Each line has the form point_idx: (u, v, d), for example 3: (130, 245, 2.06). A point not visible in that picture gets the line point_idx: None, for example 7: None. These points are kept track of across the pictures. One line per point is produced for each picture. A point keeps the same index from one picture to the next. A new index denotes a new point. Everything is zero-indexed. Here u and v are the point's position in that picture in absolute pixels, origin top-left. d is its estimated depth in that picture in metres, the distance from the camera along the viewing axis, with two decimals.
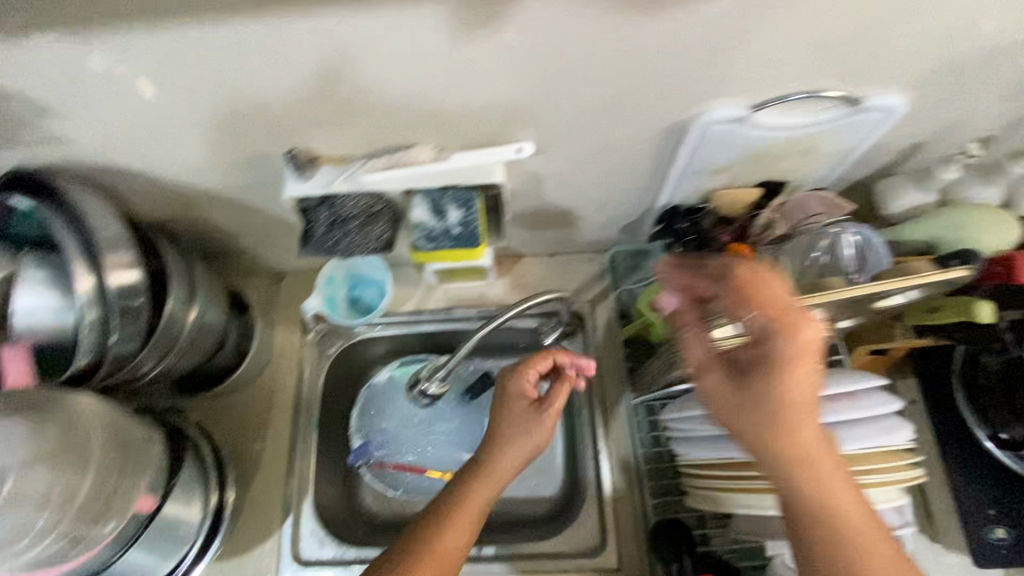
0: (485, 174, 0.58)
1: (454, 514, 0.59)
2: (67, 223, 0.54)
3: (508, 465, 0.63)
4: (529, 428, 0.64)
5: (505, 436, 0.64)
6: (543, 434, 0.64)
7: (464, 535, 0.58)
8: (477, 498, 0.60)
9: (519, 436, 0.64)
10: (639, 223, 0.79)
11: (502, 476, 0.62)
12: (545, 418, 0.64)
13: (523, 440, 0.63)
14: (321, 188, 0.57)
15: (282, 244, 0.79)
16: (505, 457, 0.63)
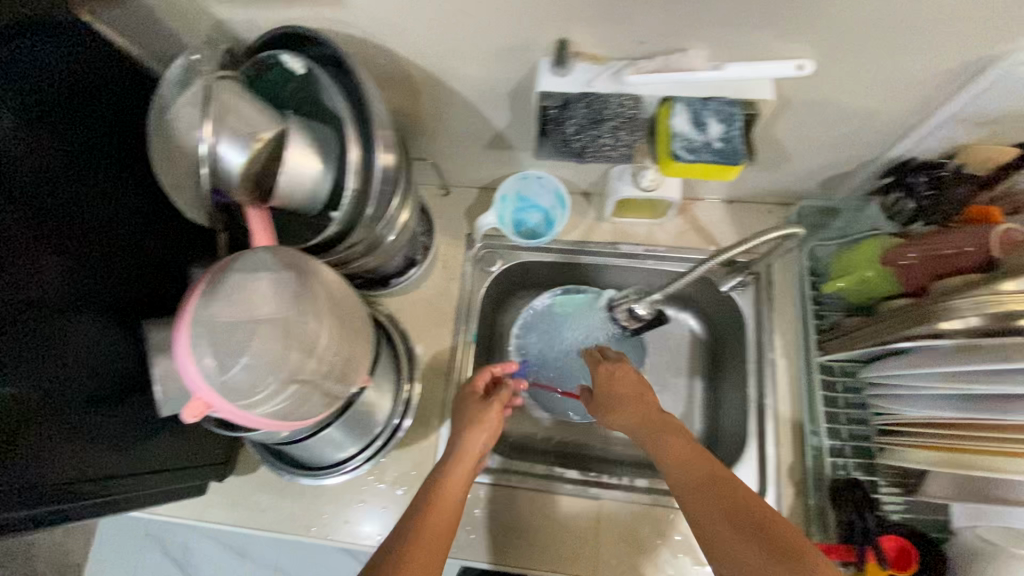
0: (757, 90, 0.54)
1: (439, 489, 0.65)
2: (337, 86, 0.55)
3: (473, 445, 0.71)
4: (481, 420, 0.72)
5: (467, 424, 0.72)
6: (495, 424, 0.73)
7: (451, 511, 0.64)
8: (452, 483, 0.67)
9: (481, 419, 0.72)
10: (851, 174, 0.74)
11: (460, 460, 0.69)
12: (490, 411, 0.73)
13: (479, 433, 0.71)
14: (582, 85, 0.55)
15: (470, 150, 0.78)
16: (474, 440, 0.71)
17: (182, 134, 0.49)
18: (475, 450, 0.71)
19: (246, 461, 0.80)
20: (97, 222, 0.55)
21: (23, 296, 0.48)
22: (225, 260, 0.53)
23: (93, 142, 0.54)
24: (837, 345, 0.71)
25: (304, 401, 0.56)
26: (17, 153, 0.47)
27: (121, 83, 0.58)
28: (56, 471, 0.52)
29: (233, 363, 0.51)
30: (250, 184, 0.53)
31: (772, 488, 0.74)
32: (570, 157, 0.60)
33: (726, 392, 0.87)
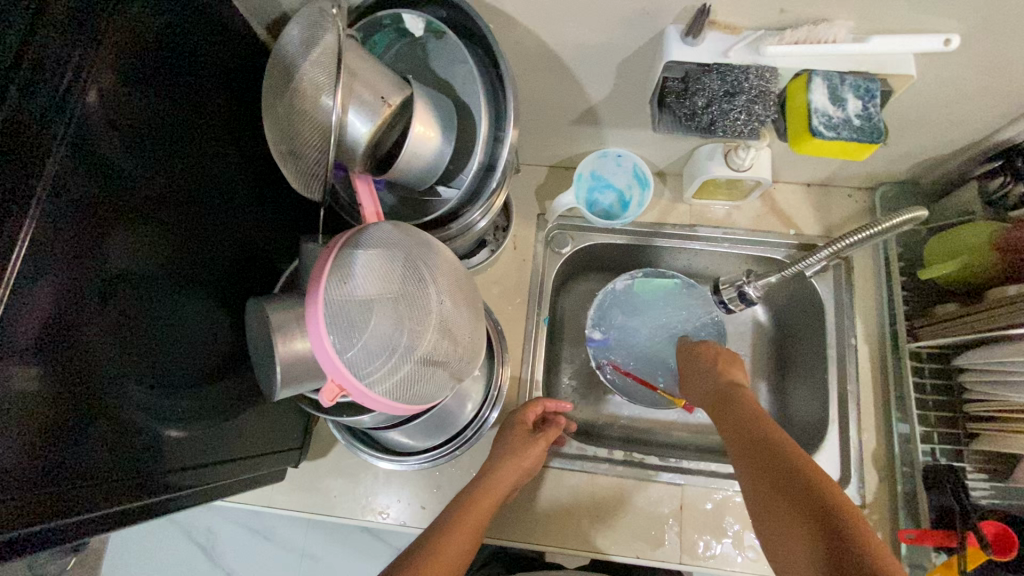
0: (899, 64, 0.52)
1: (468, 511, 0.62)
2: (466, 48, 0.51)
3: (509, 475, 0.68)
4: (522, 451, 0.70)
5: (510, 453, 0.70)
6: (536, 458, 0.71)
7: (468, 540, 0.60)
8: (482, 505, 0.64)
9: (524, 450, 0.71)
10: (947, 157, 0.73)
11: (503, 487, 0.67)
12: (534, 445, 0.71)
13: (519, 462, 0.69)
14: (715, 54, 0.53)
15: (555, 123, 0.75)
16: (508, 471, 0.68)
17: (306, 96, 0.45)
18: (506, 485, 0.67)
19: (316, 446, 0.78)
20: (197, 192, 0.52)
21: (135, 270, 0.44)
22: (347, 237, 0.49)
23: (193, 104, 0.50)
24: (930, 331, 0.70)
25: (426, 378, 0.51)
26: (129, 116, 0.43)
27: (215, 39, 0.53)
28: (175, 453, 0.49)
29: (356, 339, 0.47)
30: (370, 154, 0.50)
31: (855, 474, 0.74)
32: (695, 131, 0.57)
33: (796, 377, 0.86)
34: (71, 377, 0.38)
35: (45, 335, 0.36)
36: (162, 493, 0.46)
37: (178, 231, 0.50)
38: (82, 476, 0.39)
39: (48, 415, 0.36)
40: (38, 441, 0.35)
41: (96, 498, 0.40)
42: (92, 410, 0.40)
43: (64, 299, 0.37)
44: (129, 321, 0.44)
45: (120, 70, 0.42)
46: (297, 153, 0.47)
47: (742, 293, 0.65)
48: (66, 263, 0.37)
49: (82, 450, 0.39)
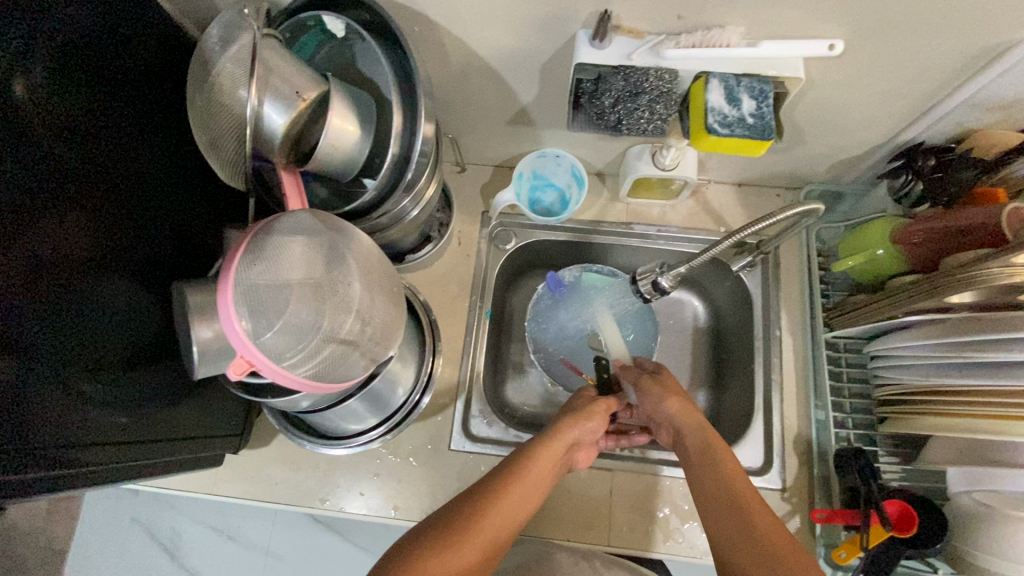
0: (788, 68, 0.57)
1: (533, 459, 0.65)
2: (378, 46, 0.54)
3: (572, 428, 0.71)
4: (590, 409, 0.75)
5: (576, 412, 0.74)
6: (603, 420, 0.75)
7: (525, 499, 0.62)
8: (547, 453, 0.67)
9: (586, 413, 0.74)
10: (859, 159, 0.78)
11: (562, 449, 0.69)
12: (598, 405, 0.76)
13: (585, 419, 0.73)
14: (621, 57, 0.56)
15: (493, 123, 0.79)
16: (576, 425, 0.72)
17: (223, 90, 0.48)
18: (572, 438, 0.71)
19: (259, 435, 0.80)
20: (128, 182, 0.55)
21: (62, 252, 0.47)
22: (263, 223, 0.52)
23: (125, 101, 0.54)
24: (844, 321, 0.74)
25: (343, 359, 0.54)
26: (56, 107, 0.46)
27: (151, 44, 0.57)
28: (92, 429, 0.51)
29: (274, 321, 0.50)
30: (288, 145, 0.53)
31: (777, 459, 0.77)
32: (605, 129, 0.63)
33: (729, 369, 0.89)
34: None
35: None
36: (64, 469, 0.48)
37: (109, 219, 0.52)
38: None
39: None
40: None
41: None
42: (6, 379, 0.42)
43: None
44: (53, 300, 0.46)
45: (48, 65, 0.46)
46: (216, 144, 0.50)
47: (654, 284, 0.70)
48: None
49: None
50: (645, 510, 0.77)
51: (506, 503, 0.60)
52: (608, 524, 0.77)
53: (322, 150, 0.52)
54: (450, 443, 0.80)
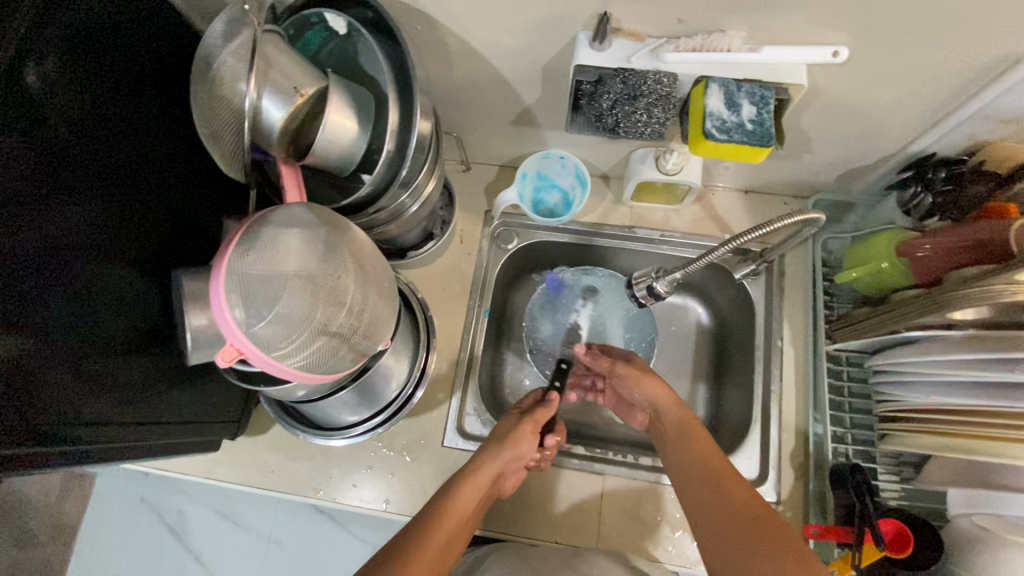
0: (791, 74, 0.56)
1: (454, 498, 0.66)
2: (376, 43, 0.55)
3: (491, 462, 0.70)
4: (513, 437, 0.73)
5: (499, 442, 0.72)
6: (527, 447, 0.73)
7: (454, 528, 0.63)
8: (467, 492, 0.67)
9: (513, 437, 0.73)
10: (868, 169, 0.76)
11: (489, 474, 0.69)
12: (523, 431, 0.74)
13: (505, 450, 0.71)
14: (619, 60, 0.57)
15: (496, 123, 0.79)
16: (494, 459, 0.70)
17: (224, 84, 0.50)
18: (492, 471, 0.70)
19: (258, 422, 0.82)
20: (135, 171, 0.57)
21: (68, 236, 0.49)
22: (259, 215, 0.53)
23: (134, 93, 0.56)
24: (846, 334, 0.73)
25: (332, 354, 0.55)
26: (67, 96, 0.49)
27: (162, 40, 0.59)
28: (96, 409, 0.53)
29: (267, 313, 0.51)
30: (287, 139, 0.54)
31: (773, 471, 0.76)
32: (603, 132, 0.61)
33: (729, 378, 0.88)
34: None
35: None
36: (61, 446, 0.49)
37: (116, 206, 0.54)
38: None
39: None
40: None
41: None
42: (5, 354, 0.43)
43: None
44: (57, 281, 0.48)
45: (61, 56, 0.48)
46: (216, 137, 0.52)
47: (649, 289, 0.69)
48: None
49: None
50: (634, 515, 0.77)
51: (439, 537, 0.61)
52: (597, 528, 0.76)
53: (318, 145, 0.54)
54: (443, 440, 0.81)
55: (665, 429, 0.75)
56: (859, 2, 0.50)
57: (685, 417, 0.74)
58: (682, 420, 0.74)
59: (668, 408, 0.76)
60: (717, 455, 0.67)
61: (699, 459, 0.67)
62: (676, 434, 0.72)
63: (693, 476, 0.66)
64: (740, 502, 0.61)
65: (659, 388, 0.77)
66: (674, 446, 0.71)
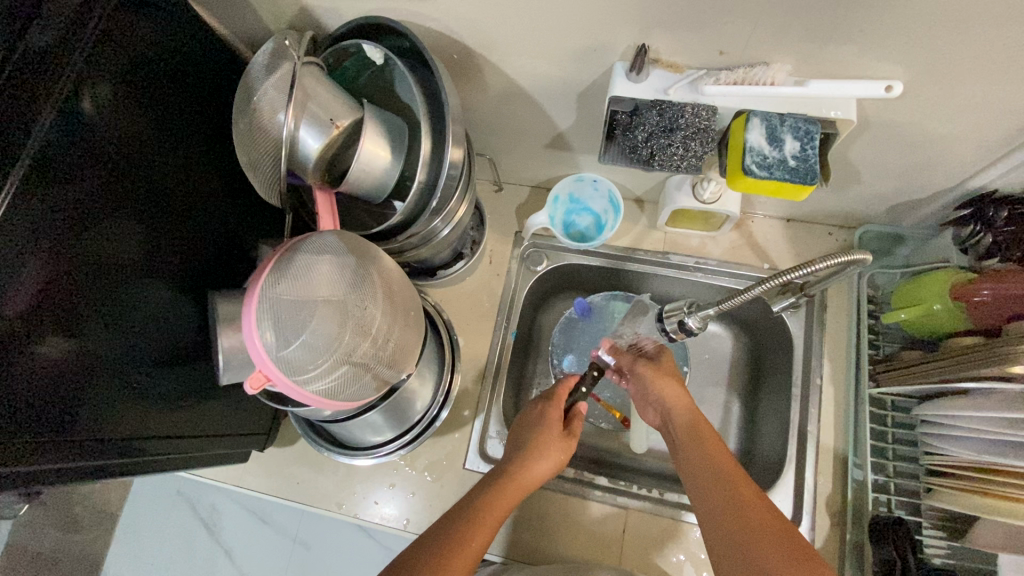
0: (840, 108, 0.53)
1: (489, 511, 0.61)
2: (411, 75, 0.55)
3: (535, 474, 0.67)
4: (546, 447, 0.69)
5: (536, 448, 0.68)
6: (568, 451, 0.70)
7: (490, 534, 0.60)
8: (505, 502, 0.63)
9: (544, 445, 0.69)
10: (923, 202, 0.72)
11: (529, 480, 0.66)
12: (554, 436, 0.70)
13: (541, 461, 0.67)
14: (656, 91, 0.56)
15: (531, 145, 0.79)
16: (537, 469, 0.67)
17: (264, 115, 0.51)
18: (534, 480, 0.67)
19: (285, 434, 0.83)
20: (177, 194, 0.58)
21: (114, 256, 0.51)
22: (292, 242, 0.54)
23: (181, 117, 0.58)
24: (892, 378, 0.69)
25: (354, 381, 0.55)
26: (117, 123, 0.51)
27: (213, 69, 0.62)
28: (140, 424, 0.56)
29: (293, 339, 0.52)
30: (322, 167, 0.55)
31: (807, 514, 0.72)
32: (638, 163, 0.60)
33: (765, 412, 0.85)
34: (29, 333, 0.43)
35: (20, 292, 0.43)
36: (89, 459, 0.50)
37: (156, 226, 0.56)
38: (24, 426, 0.44)
39: (34, 376, 0.44)
40: (26, 403, 0.44)
41: (24, 447, 0.44)
42: (41, 369, 0.45)
43: (39, 265, 0.44)
44: (100, 299, 0.50)
45: (114, 83, 0.50)
46: (254, 165, 0.53)
47: (681, 323, 0.68)
48: (38, 236, 0.44)
49: (23, 402, 0.43)
50: (655, 553, 0.74)
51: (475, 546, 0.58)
52: (616, 562, 0.75)
53: (352, 175, 0.54)
54: (465, 461, 0.80)
55: (673, 429, 0.67)
56: (918, 34, 0.47)
57: (693, 417, 0.66)
58: (689, 422, 0.66)
59: (675, 408, 0.68)
60: (717, 443, 0.62)
61: (700, 459, 0.61)
62: (684, 435, 0.65)
63: (707, 475, 0.59)
64: (744, 495, 0.56)
65: (675, 390, 0.70)
66: (684, 450, 0.64)
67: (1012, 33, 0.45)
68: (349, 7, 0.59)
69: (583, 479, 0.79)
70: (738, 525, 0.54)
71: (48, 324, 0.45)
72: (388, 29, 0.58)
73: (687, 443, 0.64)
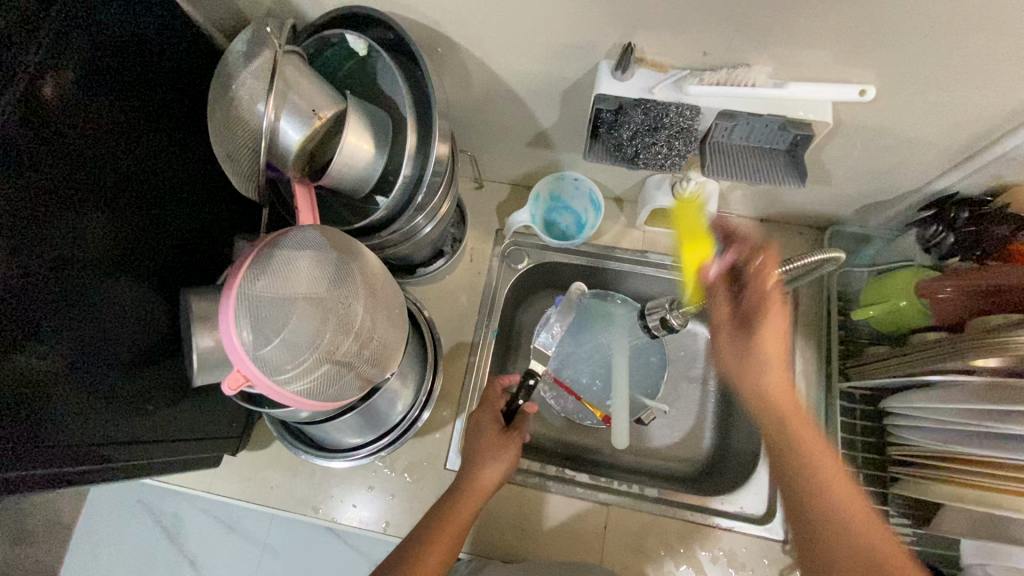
0: (815, 111, 0.55)
1: (443, 523, 0.65)
2: (397, 69, 0.54)
3: (490, 478, 0.69)
4: (498, 451, 0.71)
5: (479, 457, 0.70)
6: (513, 456, 0.72)
7: (447, 549, 0.64)
8: (462, 512, 0.67)
9: (495, 449, 0.71)
10: (888, 205, 0.75)
11: (485, 486, 0.69)
12: (500, 438, 0.72)
13: (493, 464, 0.70)
14: (641, 90, 0.56)
15: (514, 142, 0.79)
16: (490, 473, 0.69)
17: (241, 106, 0.49)
18: (489, 484, 0.69)
19: (259, 437, 0.81)
20: (145, 189, 0.55)
21: (74, 252, 0.48)
22: (271, 236, 0.52)
23: (149, 107, 0.55)
24: (860, 372, 0.72)
25: (337, 380, 0.53)
26: (81, 111, 0.47)
27: (184, 58, 0.59)
28: (105, 425, 0.53)
29: (275, 332, 0.50)
30: (303, 159, 0.54)
31: (782, 505, 0.75)
32: (623, 161, 0.63)
33: (738, 408, 0.87)
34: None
35: None
36: (49, 473, 0.47)
37: (124, 219, 0.53)
38: None
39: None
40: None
41: None
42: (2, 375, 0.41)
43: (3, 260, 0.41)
44: (61, 299, 0.47)
45: (79, 68, 0.47)
46: (231, 157, 0.51)
47: None
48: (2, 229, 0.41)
49: None
50: (636, 549, 0.75)
51: (432, 561, 0.63)
52: (598, 560, 0.75)
53: (335, 169, 0.53)
54: (446, 462, 0.79)
55: (753, 355, 0.62)
56: (887, 42, 0.49)
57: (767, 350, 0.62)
58: (773, 391, 0.61)
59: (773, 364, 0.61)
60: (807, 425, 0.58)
61: (791, 439, 0.58)
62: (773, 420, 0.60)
63: (793, 451, 0.57)
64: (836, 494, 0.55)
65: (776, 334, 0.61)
66: (797, 478, 0.56)
67: (970, 44, 0.48)
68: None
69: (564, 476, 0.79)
70: (832, 514, 0.54)
71: (9, 324, 0.42)
72: (371, 21, 0.57)
73: (789, 439, 0.58)
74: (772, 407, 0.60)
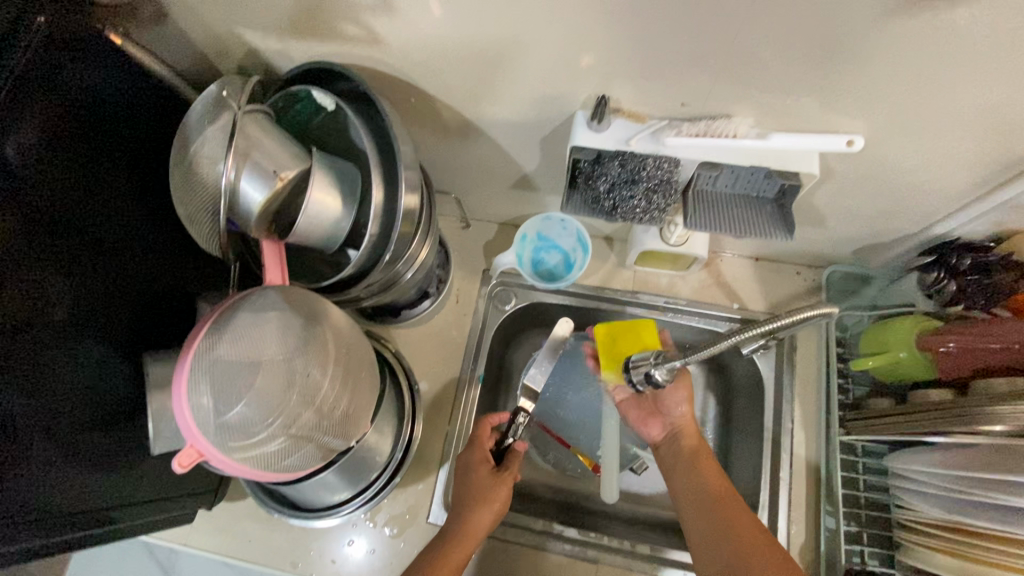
0: (803, 162, 0.52)
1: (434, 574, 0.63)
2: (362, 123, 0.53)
3: (480, 526, 0.67)
4: (489, 495, 0.68)
5: (473, 501, 0.68)
6: (505, 499, 0.70)
7: None
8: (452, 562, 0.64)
9: (487, 493, 0.69)
10: (887, 246, 0.72)
11: (477, 533, 0.67)
12: (495, 480, 0.70)
13: (486, 509, 0.68)
14: (618, 141, 0.54)
15: (496, 184, 0.77)
16: (480, 520, 0.67)
17: (201, 167, 0.48)
18: (480, 532, 0.67)
19: (237, 488, 0.78)
20: (112, 246, 0.54)
21: (39, 317, 0.47)
22: (234, 298, 0.50)
23: (115, 165, 0.54)
24: (861, 426, 0.68)
25: (292, 452, 0.51)
26: (42, 176, 0.47)
27: (152, 113, 0.58)
28: (70, 495, 0.51)
29: (237, 398, 0.48)
30: (267, 219, 0.52)
31: None
32: (600, 214, 0.61)
33: (736, 455, 0.83)
34: None
35: None
36: (10, 544, 0.45)
37: (92, 280, 0.52)
38: None
39: None
40: None
41: None
42: None
43: None
44: (21, 368, 0.45)
45: (40, 133, 0.46)
46: (192, 218, 0.50)
47: (648, 375, 0.64)
48: None
49: None
50: None
51: None
52: None
53: (298, 226, 0.51)
54: (429, 515, 0.76)
55: (679, 451, 0.71)
56: (869, 91, 0.47)
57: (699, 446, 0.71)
58: (693, 449, 0.70)
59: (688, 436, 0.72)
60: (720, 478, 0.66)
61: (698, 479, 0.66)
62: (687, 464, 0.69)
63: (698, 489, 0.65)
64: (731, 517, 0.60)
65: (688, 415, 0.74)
66: (693, 509, 0.64)
67: (957, 92, 0.46)
68: (301, 51, 0.57)
69: (552, 530, 0.75)
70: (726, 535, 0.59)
71: None
72: (339, 74, 0.56)
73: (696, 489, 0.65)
74: (691, 465, 0.68)
